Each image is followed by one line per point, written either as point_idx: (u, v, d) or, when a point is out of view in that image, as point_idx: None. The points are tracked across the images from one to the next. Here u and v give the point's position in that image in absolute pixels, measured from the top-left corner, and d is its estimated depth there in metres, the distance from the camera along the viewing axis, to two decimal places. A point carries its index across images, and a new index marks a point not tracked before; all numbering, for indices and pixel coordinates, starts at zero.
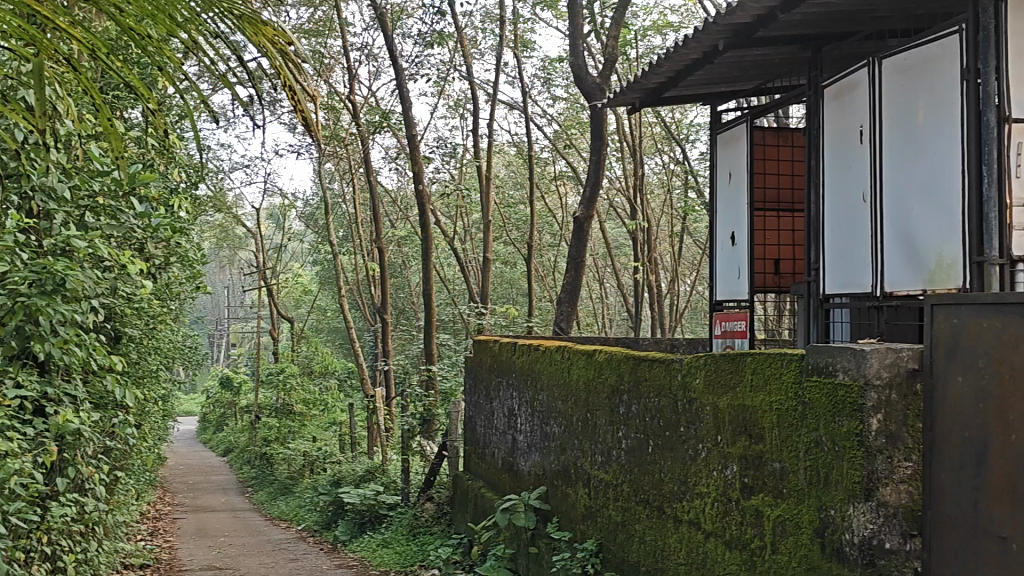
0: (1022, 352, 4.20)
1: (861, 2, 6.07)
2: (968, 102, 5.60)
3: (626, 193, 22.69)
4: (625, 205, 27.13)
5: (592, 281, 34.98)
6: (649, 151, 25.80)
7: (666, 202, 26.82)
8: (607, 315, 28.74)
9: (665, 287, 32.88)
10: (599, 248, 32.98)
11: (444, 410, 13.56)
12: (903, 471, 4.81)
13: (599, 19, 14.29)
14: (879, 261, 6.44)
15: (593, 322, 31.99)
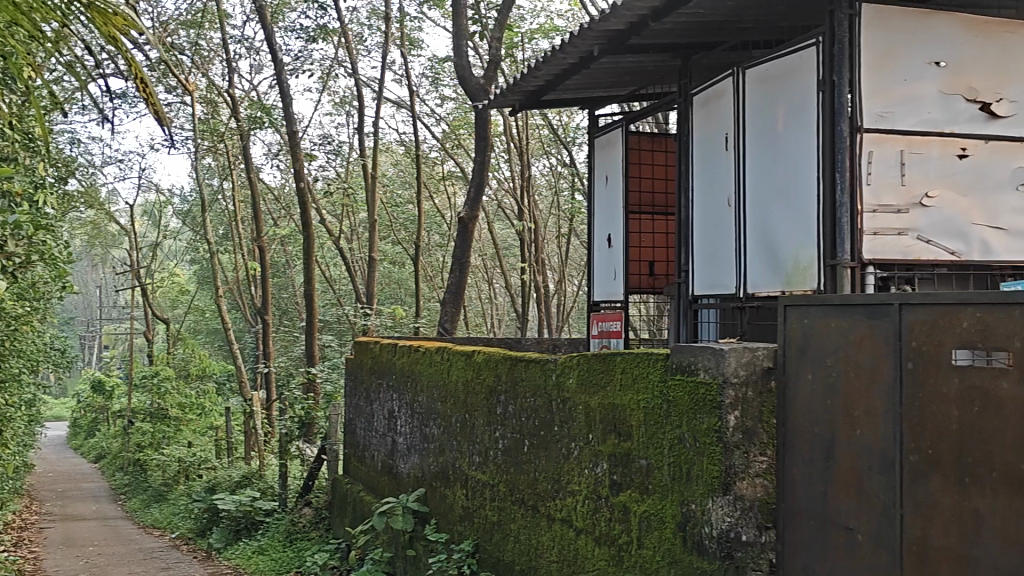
0: (867, 350, 4.62)
1: (727, 13, 6.30)
2: (823, 113, 5.89)
3: (514, 194, 22.88)
4: (514, 206, 27.37)
5: (481, 282, 35.16)
6: (536, 153, 26.09)
7: (554, 203, 27.15)
8: (495, 314, 28.94)
9: (551, 287, 33.39)
10: (488, 248, 33.17)
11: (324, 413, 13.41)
12: (758, 465, 5.10)
13: (484, 20, 14.39)
14: (742, 264, 6.68)
15: (482, 323, 32.16)
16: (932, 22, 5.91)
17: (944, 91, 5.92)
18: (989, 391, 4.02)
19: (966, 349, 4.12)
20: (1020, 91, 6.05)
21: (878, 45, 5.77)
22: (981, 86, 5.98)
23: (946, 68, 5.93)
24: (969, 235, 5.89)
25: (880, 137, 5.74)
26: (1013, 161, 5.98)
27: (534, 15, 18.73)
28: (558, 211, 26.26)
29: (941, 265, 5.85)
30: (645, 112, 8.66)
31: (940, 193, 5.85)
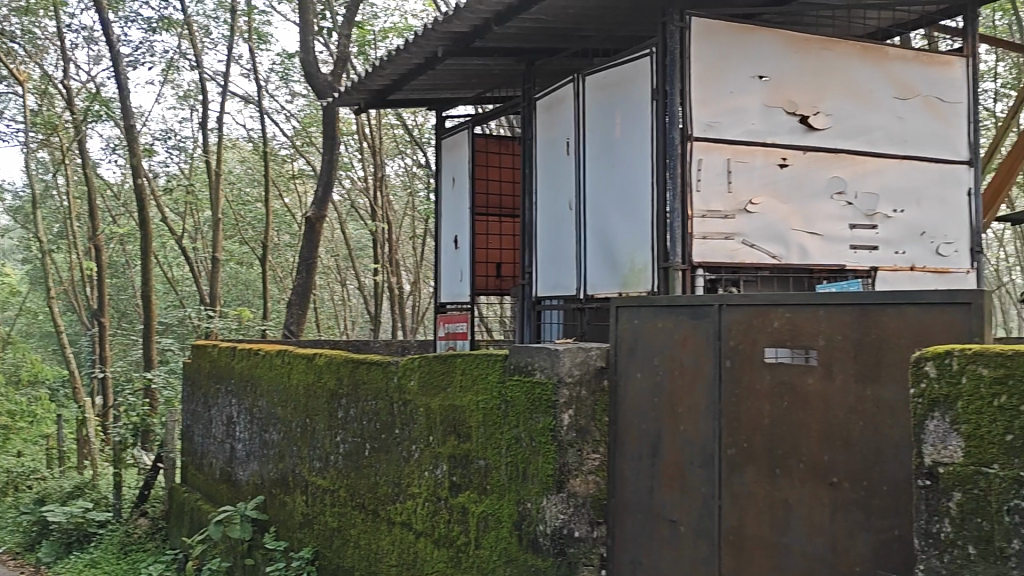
0: (691, 349, 4.97)
1: (567, 20, 6.47)
2: (657, 122, 6.14)
3: (368, 193, 22.64)
4: (369, 206, 27.09)
5: (334, 283, 34.61)
6: (391, 154, 25.92)
7: (408, 204, 27.03)
8: (348, 315, 28.56)
9: (405, 288, 33.24)
10: (342, 249, 32.68)
11: (161, 420, 12.85)
12: (591, 463, 5.26)
13: (330, 18, 14.20)
14: (582, 266, 6.85)
15: (336, 324, 31.66)
16: (757, 37, 6.22)
17: (767, 103, 6.25)
18: (797, 387, 4.45)
19: (778, 347, 4.56)
20: (835, 105, 6.45)
21: (707, 58, 6.05)
22: (800, 100, 6.35)
23: (769, 81, 6.26)
24: (789, 240, 6.24)
25: (709, 146, 6.01)
26: (828, 171, 6.38)
27: (387, 15, 18.58)
28: (412, 212, 26.16)
29: (764, 268, 6.17)
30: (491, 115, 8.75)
31: (763, 200, 6.17)
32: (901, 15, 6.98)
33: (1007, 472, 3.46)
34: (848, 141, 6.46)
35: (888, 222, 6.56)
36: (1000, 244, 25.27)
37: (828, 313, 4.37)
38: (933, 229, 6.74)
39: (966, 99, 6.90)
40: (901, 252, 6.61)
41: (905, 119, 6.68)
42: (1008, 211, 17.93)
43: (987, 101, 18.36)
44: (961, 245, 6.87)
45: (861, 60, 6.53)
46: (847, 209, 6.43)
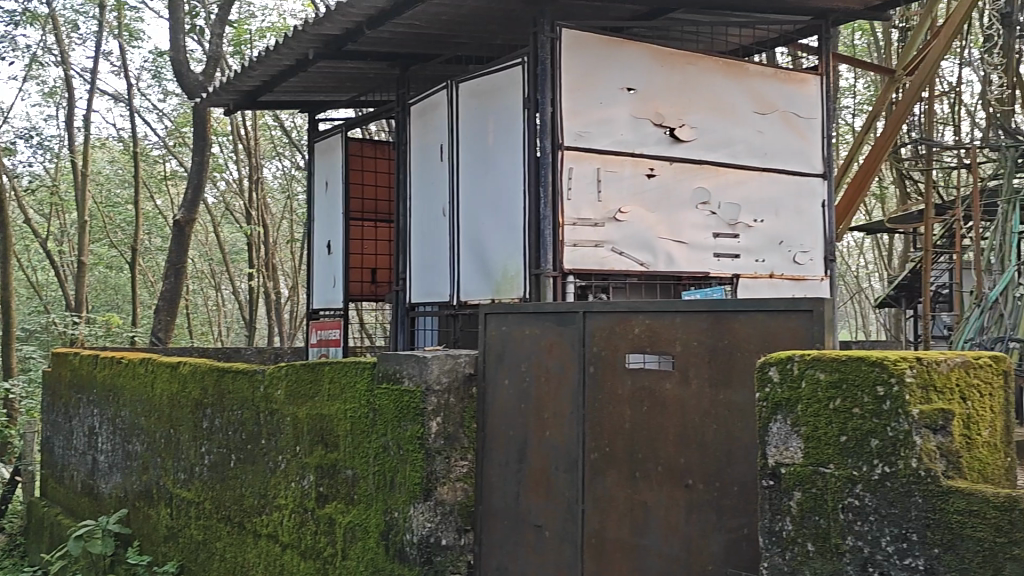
0: (556, 356, 5.08)
1: (439, 27, 6.57)
2: (528, 131, 6.23)
3: (245, 196, 22.06)
4: (246, 210, 26.41)
5: (209, 288, 33.51)
6: (268, 156, 25.36)
7: (287, 208, 26.51)
8: (224, 321, 27.73)
9: (284, 294, 32.51)
10: (217, 253, 31.70)
11: (17, 432, 12.17)
12: (458, 470, 5.33)
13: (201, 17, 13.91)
14: (456, 273, 6.87)
15: (212, 330, 30.67)
16: (625, 50, 6.38)
17: (635, 115, 6.41)
18: (656, 392, 4.60)
19: (638, 352, 4.70)
20: (699, 117, 6.68)
21: (577, 69, 6.16)
22: (667, 112, 6.55)
23: (637, 93, 6.43)
24: (656, 248, 6.41)
25: (580, 155, 6.11)
26: (693, 182, 6.59)
27: (264, 14, 18.16)
28: (292, 215, 25.66)
29: (632, 275, 6.31)
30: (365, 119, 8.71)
31: (631, 209, 6.31)
32: (760, 33, 7.32)
33: (841, 471, 3.73)
34: (712, 153, 6.69)
35: (749, 231, 6.84)
36: (857, 252, 26.55)
37: (685, 321, 4.53)
38: (791, 239, 7.06)
39: (821, 116, 7.26)
40: (761, 261, 6.90)
41: (764, 132, 6.97)
42: (862, 220, 18.89)
43: (844, 117, 19.32)
44: (816, 254, 7.21)
45: (724, 76, 6.80)
46: (711, 219, 6.66)
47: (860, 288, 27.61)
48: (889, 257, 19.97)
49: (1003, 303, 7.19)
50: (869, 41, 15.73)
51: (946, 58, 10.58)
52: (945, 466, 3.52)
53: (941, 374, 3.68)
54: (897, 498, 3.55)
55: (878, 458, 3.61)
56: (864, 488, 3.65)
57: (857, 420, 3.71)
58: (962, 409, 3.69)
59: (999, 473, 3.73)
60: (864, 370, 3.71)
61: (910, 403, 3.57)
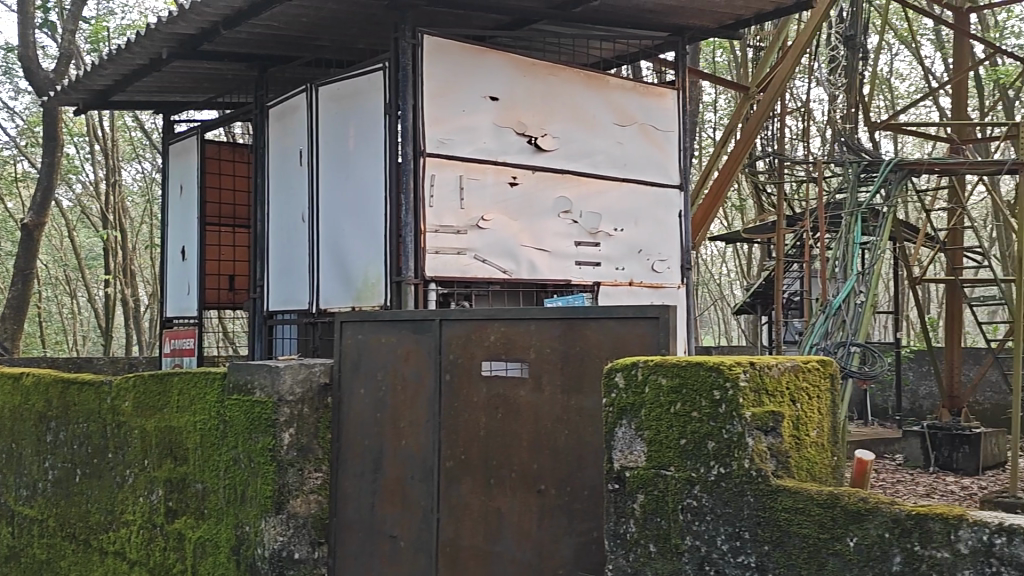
0: (412, 364, 5.08)
1: (297, 28, 6.51)
2: (388, 136, 6.26)
3: (102, 199, 21.02)
4: (104, 214, 25.14)
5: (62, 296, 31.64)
6: (129, 158, 24.23)
7: (148, 212, 25.41)
8: (79, 330, 26.27)
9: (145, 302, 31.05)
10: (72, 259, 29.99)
11: None
12: (312, 482, 5.35)
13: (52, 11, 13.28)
14: (315, 280, 6.84)
15: (66, 340, 29.00)
16: (487, 59, 6.43)
17: (498, 123, 6.45)
18: (510, 399, 4.65)
19: (495, 360, 4.73)
20: (561, 128, 6.79)
21: (439, 77, 6.18)
22: (529, 121, 6.61)
23: (499, 102, 6.48)
24: (518, 256, 6.46)
25: (442, 162, 6.11)
26: (555, 191, 6.69)
27: (123, 11, 17.43)
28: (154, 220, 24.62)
29: (495, 282, 6.36)
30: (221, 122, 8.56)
31: (494, 217, 6.35)
32: (619, 47, 7.54)
33: (681, 473, 3.85)
34: (573, 163, 6.80)
35: (610, 239, 6.99)
36: (719, 261, 27.59)
37: (538, 328, 4.58)
38: (649, 247, 7.26)
39: (677, 129, 7.51)
40: (621, 268, 7.06)
41: (624, 144, 7.14)
42: (723, 229, 19.63)
43: (706, 130, 20.05)
44: (672, 262, 7.45)
45: (585, 87, 6.93)
46: (573, 227, 6.77)
47: (723, 295, 28.71)
48: (747, 266, 20.83)
49: (845, 311, 7.57)
50: (729, 58, 16.40)
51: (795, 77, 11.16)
52: (775, 466, 3.70)
53: (772, 377, 3.85)
54: (731, 497, 3.70)
55: (714, 460, 3.76)
56: (702, 488, 3.78)
57: (695, 423, 3.84)
58: (791, 410, 3.87)
59: (825, 471, 3.94)
60: (702, 374, 3.85)
61: (744, 406, 3.73)
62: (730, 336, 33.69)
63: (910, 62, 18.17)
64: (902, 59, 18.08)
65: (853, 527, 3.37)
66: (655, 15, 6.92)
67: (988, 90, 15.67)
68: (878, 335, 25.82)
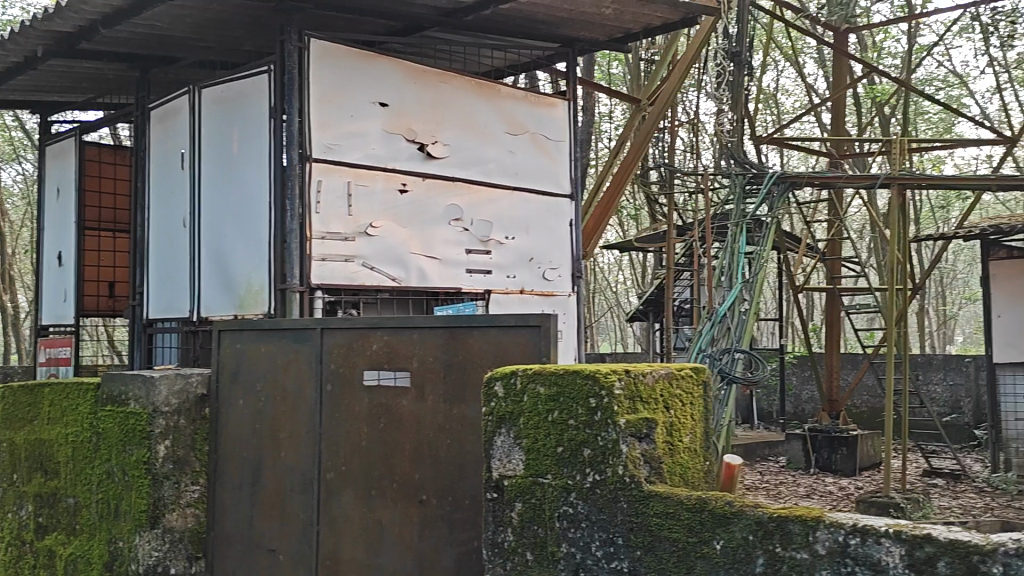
0: (292, 374, 5.04)
1: (182, 29, 6.33)
2: (273, 141, 6.20)
3: None
4: None
5: None
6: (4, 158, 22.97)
7: (27, 215, 24.14)
8: None
9: None
10: None
11: None
12: (188, 495, 5.32)
13: None
14: (197, 288, 6.74)
15: None
16: (377, 65, 6.41)
17: (387, 129, 6.43)
18: (391, 408, 4.63)
19: (376, 369, 4.70)
20: (453, 135, 6.80)
21: (327, 82, 6.14)
22: (419, 129, 6.61)
23: (389, 108, 6.46)
24: (408, 263, 6.45)
25: (329, 168, 6.08)
26: (445, 199, 6.71)
27: (2, 7, 16.66)
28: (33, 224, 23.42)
29: (383, 290, 6.35)
30: (102, 122, 8.29)
31: (383, 224, 6.33)
32: (510, 56, 7.56)
33: (557, 481, 3.90)
34: (463, 171, 6.83)
35: (500, 247, 7.04)
36: (615, 269, 28.04)
37: (421, 337, 4.56)
38: (539, 255, 7.33)
39: (568, 139, 7.62)
40: (512, 277, 7.12)
41: (515, 153, 7.20)
42: (620, 237, 19.97)
43: (602, 140, 20.35)
44: (563, 271, 7.54)
45: (476, 95, 6.96)
46: (464, 235, 6.80)
47: (619, 302, 29.18)
48: (643, 273, 21.23)
49: (730, 318, 7.78)
50: (624, 71, 16.69)
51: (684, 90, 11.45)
52: (648, 472, 3.76)
53: (647, 385, 3.92)
54: (605, 503, 3.77)
55: (590, 467, 3.82)
56: (578, 496, 3.84)
57: (572, 431, 3.89)
58: (664, 417, 3.95)
59: (698, 475, 4.03)
60: (578, 383, 3.89)
61: (618, 414, 3.79)
62: (627, 342, 34.31)
63: (795, 79, 18.87)
64: (788, 76, 18.77)
65: (720, 530, 3.47)
66: (546, 26, 7.06)
67: (867, 107, 16.42)
68: (767, 342, 26.71)
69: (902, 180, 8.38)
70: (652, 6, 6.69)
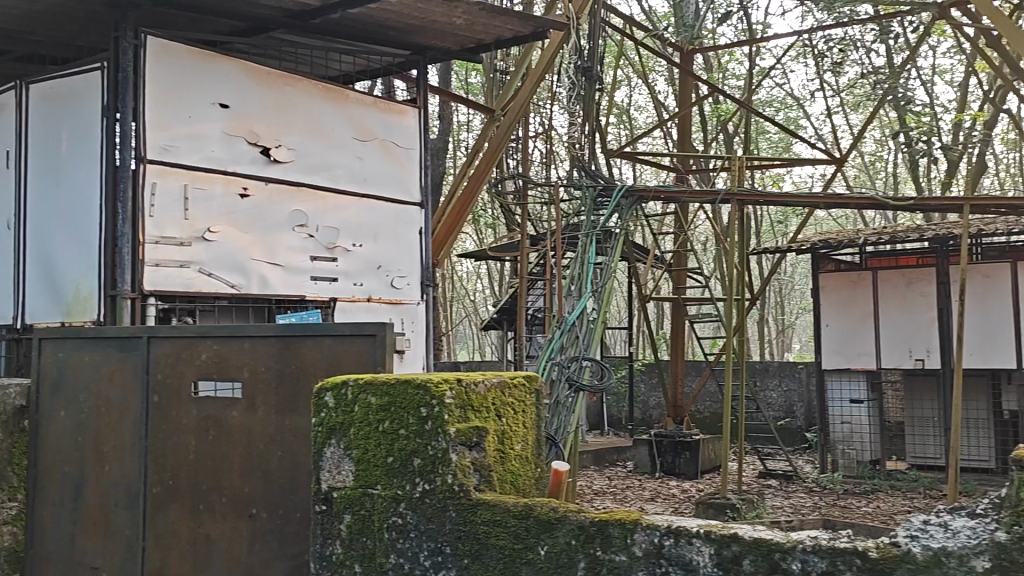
0: (117, 384, 4.84)
1: (8, 20, 5.95)
2: (104, 140, 5.93)
3: None
4: None
5: None
6: None
7: None
8: None
9: None
10: None
11: None
12: (6, 513, 5.09)
13: None
14: (21, 294, 6.37)
15: None
16: (218, 65, 6.28)
17: (228, 131, 6.30)
18: (222, 420, 4.48)
19: (206, 379, 4.54)
20: (296, 139, 6.72)
21: (161, 82, 5.97)
22: (262, 132, 6.50)
23: (230, 110, 6.33)
24: (248, 270, 6.32)
25: (164, 170, 5.91)
26: (289, 204, 6.62)
27: None
28: None
29: (222, 298, 6.18)
30: None
31: (222, 229, 6.19)
32: (360, 62, 7.50)
33: (387, 492, 3.88)
34: (308, 176, 6.76)
35: (346, 254, 7.00)
36: (474, 277, 28.13)
37: (252, 346, 4.44)
38: (387, 263, 7.32)
39: (418, 146, 7.65)
40: (358, 284, 7.09)
41: (363, 159, 7.17)
42: (478, 245, 20.03)
43: (461, 150, 20.40)
44: (412, 278, 7.56)
45: (322, 100, 6.91)
46: (308, 242, 6.73)
47: (478, 311, 29.26)
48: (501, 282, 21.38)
49: (578, 327, 7.85)
50: (482, 81, 16.80)
51: (537, 102, 11.63)
52: (478, 481, 3.79)
53: (478, 394, 3.93)
54: (434, 513, 3.77)
55: (420, 476, 3.81)
56: (407, 506, 3.83)
57: (402, 441, 3.86)
58: (496, 425, 3.98)
59: (529, 483, 4.08)
60: (409, 394, 3.87)
61: (449, 422, 3.78)
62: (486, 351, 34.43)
63: (647, 96, 19.51)
64: (640, 93, 19.37)
65: (543, 536, 3.54)
66: (396, 32, 7.05)
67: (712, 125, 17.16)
68: (621, 350, 27.41)
69: (741, 196, 8.79)
70: (502, 19, 6.78)
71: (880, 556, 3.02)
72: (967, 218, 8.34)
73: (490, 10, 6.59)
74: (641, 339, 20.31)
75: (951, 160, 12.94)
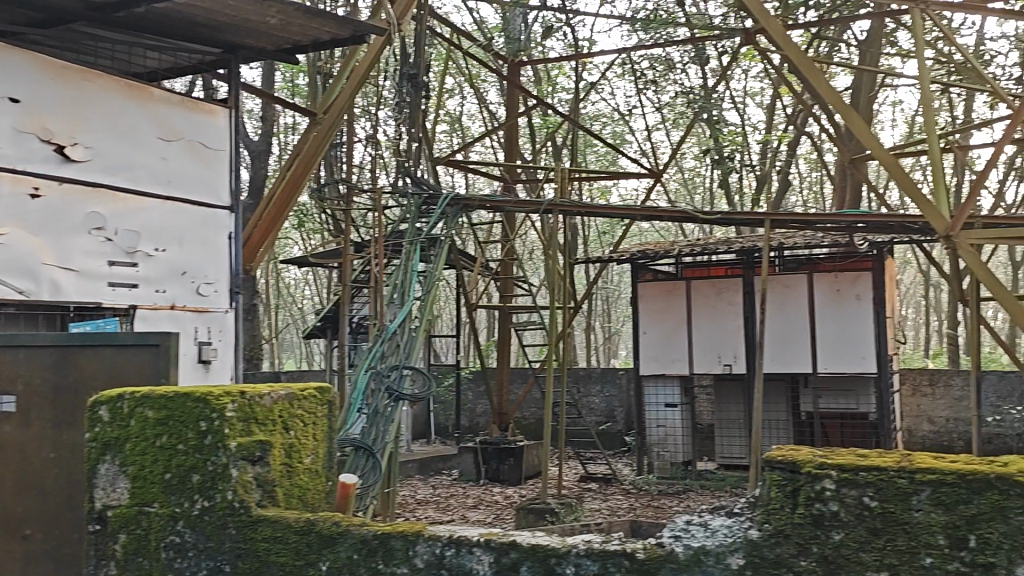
0: None
1: None
2: None
3: None
4: None
5: None
6: None
7: None
8: None
9: None
10: None
11: None
12: None
13: None
14: None
15: None
16: (8, 56, 5.82)
17: (16, 127, 5.85)
18: None
19: None
20: (94, 137, 6.34)
21: None
22: (55, 128, 6.09)
23: (19, 104, 5.88)
24: (39, 275, 5.91)
25: None
26: (85, 206, 6.25)
27: None
28: None
29: (8, 305, 5.76)
30: None
31: (9, 230, 5.75)
32: (167, 58, 7.28)
33: (164, 510, 3.73)
34: (106, 176, 6.40)
35: (148, 260, 6.69)
36: (304, 284, 27.42)
37: (29, 355, 4.16)
38: (192, 269, 7.05)
39: (228, 148, 7.42)
40: (162, 291, 6.79)
41: (167, 159, 6.88)
42: (306, 251, 19.56)
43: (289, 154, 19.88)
44: (220, 286, 7.32)
45: (123, 97, 6.56)
46: (106, 245, 6.38)
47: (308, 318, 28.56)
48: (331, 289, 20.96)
49: (399, 335, 7.75)
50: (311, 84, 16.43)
51: (361, 109, 11.48)
52: (260, 496, 3.68)
53: (263, 407, 3.80)
54: (212, 531, 3.65)
55: (198, 493, 3.67)
56: (184, 524, 3.69)
57: (180, 456, 3.71)
58: (283, 439, 3.87)
59: (319, 497, 4.02)
60: (188, 406, 3.72)
61: (229, 437, 3.65)
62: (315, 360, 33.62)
63: (478, 107, 19.70)
64: (471, 103, 19.54)
65: (326, 551, 3.51)
66: (208, 30, 6.79)
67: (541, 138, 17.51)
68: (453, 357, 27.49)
69: (563, 208, 8.98)
70: (319, 21, 6.65)
71: (646, 556, 3.16)
72: (769, 231, 8.84)
73: (306, 11, 6.45)
74: (473, 346, 20.45)
75: (758, 178, 13.77)
